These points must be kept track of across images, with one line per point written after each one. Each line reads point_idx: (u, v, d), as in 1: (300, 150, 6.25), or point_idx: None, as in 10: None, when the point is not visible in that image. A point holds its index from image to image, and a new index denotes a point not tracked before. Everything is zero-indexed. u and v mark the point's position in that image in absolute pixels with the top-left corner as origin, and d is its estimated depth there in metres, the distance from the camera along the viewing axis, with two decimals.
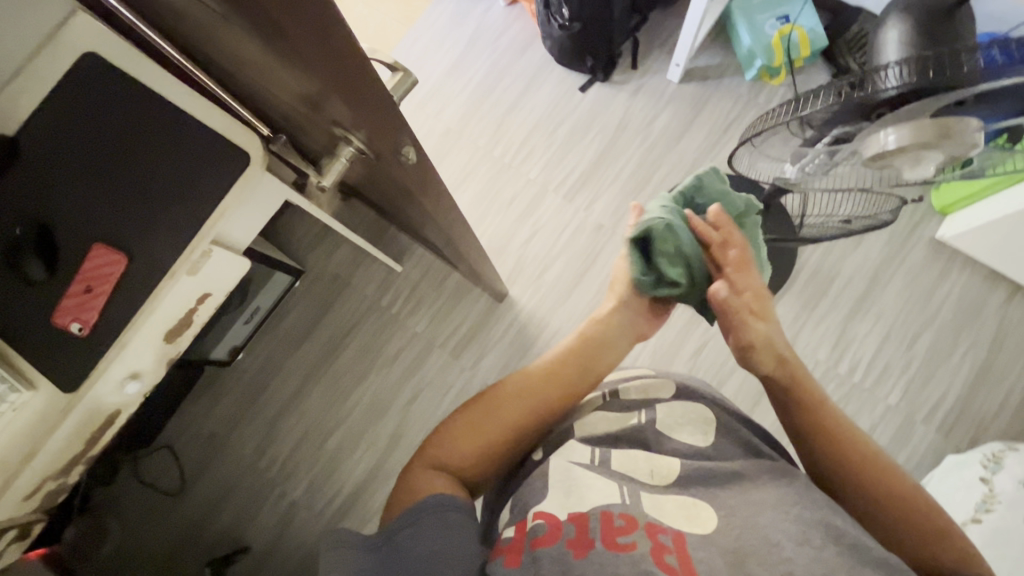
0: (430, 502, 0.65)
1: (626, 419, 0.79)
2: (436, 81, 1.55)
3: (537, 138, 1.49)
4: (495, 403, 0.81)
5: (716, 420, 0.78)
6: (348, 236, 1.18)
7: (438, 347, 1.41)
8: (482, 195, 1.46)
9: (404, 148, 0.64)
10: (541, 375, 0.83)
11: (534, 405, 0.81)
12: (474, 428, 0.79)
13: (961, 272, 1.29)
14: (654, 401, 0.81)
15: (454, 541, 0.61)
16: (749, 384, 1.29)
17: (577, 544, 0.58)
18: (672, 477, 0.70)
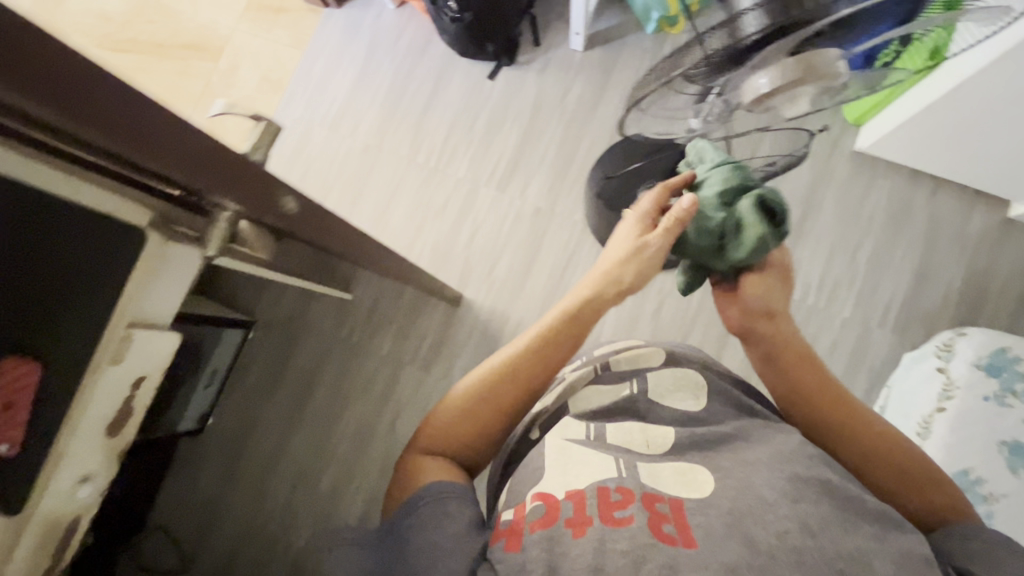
0: (426, 491, 0.74)
1: (619, 392, 0.82)
2: (344, 100, 1.52)
3: (457, 137, 1.47)
4: (476, 391, 0.85)
5: (703, 384, 0.82)
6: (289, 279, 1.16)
7: (407, 365, 1.39)
8: (416, 205, 1.45)
9: (282, 200, 0.69)
10: (519, 356, 0.86)
11: (515, 386, 0.85)
12: (462, 417, 0.84)
13: (885, 177, 1.33)
14: (645, 370, 0.84)
15: (454, 524, 0.69)
16: (713, 330, 1.31)
17: (577, 523, 0.62)
18: (665, 446, 0.74)
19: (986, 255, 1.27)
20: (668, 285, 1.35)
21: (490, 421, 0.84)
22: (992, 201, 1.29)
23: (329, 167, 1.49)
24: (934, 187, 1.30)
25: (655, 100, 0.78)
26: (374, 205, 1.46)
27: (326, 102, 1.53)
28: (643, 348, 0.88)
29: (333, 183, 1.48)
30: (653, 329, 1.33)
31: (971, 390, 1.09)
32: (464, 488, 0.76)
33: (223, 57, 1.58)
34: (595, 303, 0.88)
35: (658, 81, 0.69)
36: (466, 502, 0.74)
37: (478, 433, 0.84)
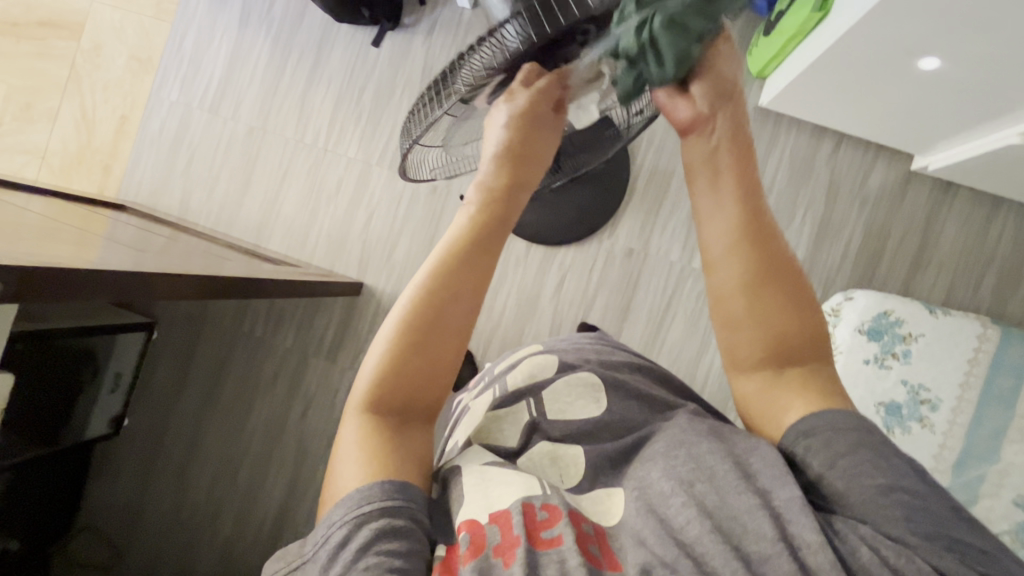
0: (348, 500, 0.53)
1: (520, 417, 0.76)
2: (221, 77, 1.40)
3: (345, 113, 1.37)
4: (385, 389, 0.59)
5: (603, 384, 0.77)
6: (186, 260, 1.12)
7: (313, 356, 1.38)
8: (308, 189, 1.38)
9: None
10: (428, 314, 0.60)
11: (443, 347, 0.61)
12: (388, 429, 0.58)
13: (789, 134, 1.27)
14: (540, 384, 0.80)
15: (388, 560, 0.49)
16: (615, 303, 1.30)
17: (507, 548, 0.53)
18: (580, 473, 0.68)
19: (885, 210, 1.24)
20: (570, 259, 1.32)
21: (436, 399, 0.61)
22: (895, 153, 1.24)
23: (216, 153, 1.40)
24: (838, 142, 1.25)
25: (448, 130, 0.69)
26: (265, 192, 1.39)
27: (202, 81, 1.41)
28: (535, 362, 0.83)
29: (220, 171, 1.40)
30: (553, 306, 1.32)
31: (853, 355, 1.11)
32: (411, 491, 0.55)
33: (84, 34, 1.44)
34: (503, 198, 0.67)
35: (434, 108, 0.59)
36: (412, 516, 0.53)
37: (423, 422, 0.61)
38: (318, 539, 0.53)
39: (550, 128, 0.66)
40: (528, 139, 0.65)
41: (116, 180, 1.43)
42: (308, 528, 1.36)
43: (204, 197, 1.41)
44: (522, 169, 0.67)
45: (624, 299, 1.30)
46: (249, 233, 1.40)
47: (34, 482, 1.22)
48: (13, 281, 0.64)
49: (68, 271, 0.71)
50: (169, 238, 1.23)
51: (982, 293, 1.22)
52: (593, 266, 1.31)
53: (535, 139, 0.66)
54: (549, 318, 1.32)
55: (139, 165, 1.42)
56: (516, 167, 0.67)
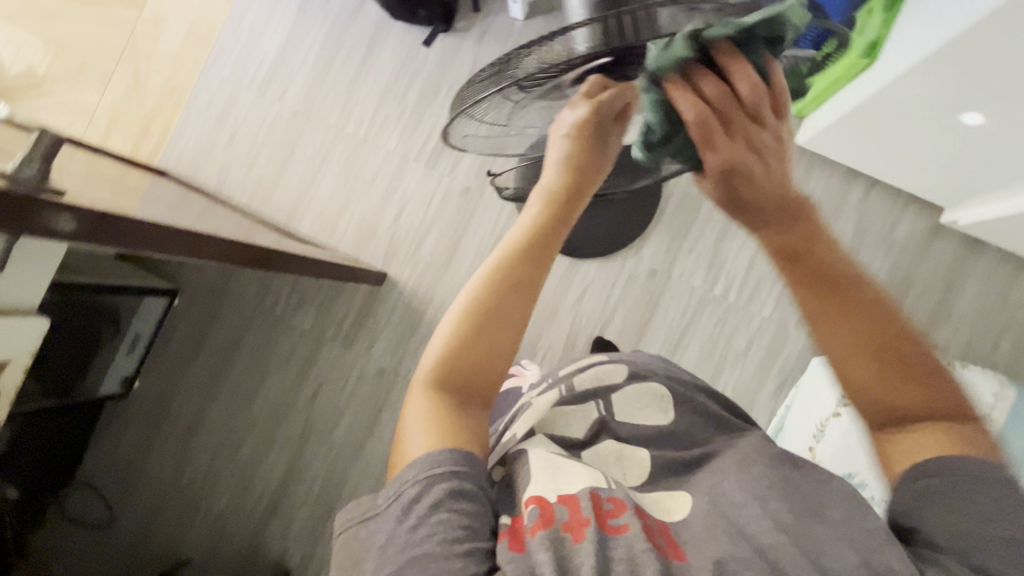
0: (420, 462, 0.55)
1: (587, 415, 0.78)
2: (273, 59, 1.44)
3: (388, 107, 1.41)
4: (447, 372, 0.61)
5: (670, 396, 0.78)
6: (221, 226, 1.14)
7: (329, 340, 1.39)
8: (344, 177, 1.41)
9: (59, 223, 0.63)
10: (490, 299, 0.63)
11: (498, 339, 0.63)
12: (449, 407, 0.60)
13: (821, 174, 1.29)
14: (610, 389, 0.80)
15: (461, 520, 0.52)
16: (632, 320, 1.31)
17: (571, 526, 0.57)
18: (643, 475, 0.71)
19: (948, 246, 1.21)
20: (592, 273, 1.33)
21: (487, 385, 0.63)
22: (924, 205, 1.26)
23: (259, 132, 1.44)
24: (870, 188, 1.27)
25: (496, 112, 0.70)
26: (301, 175, 1.42)
27: (253, 62, 1.45)
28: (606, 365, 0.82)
29: (260, 149, 1.44)
30: (572, 317, 1.33)
31: None
32: (475, 459, 0.57)
33: (146, 5, 1.49)
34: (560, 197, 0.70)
35: (490, 85, 0.59)
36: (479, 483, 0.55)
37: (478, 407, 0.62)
38: (390, 493, 0.56)
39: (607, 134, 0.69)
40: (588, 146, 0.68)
41: (158, 146, 1.46)
42: (302, 511, 1.36)
43: (241, 173, 1.44)
44: (582, 175, 0.70)
45: (642, 319, 1.31)
46: (281, 213, 1.42)
47: (42, 432, 1.23)
48: (79, 223, 0.66)
49: (126, 223, 0.72)
50: (206, 208, 1.25)
51: (999, 352, 1.22)
52: (615, 282, 1.32)
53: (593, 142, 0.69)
54: (566, 328, 1.33)
55: (182, 136, 1.46)
56: (574, 176, 0.70)
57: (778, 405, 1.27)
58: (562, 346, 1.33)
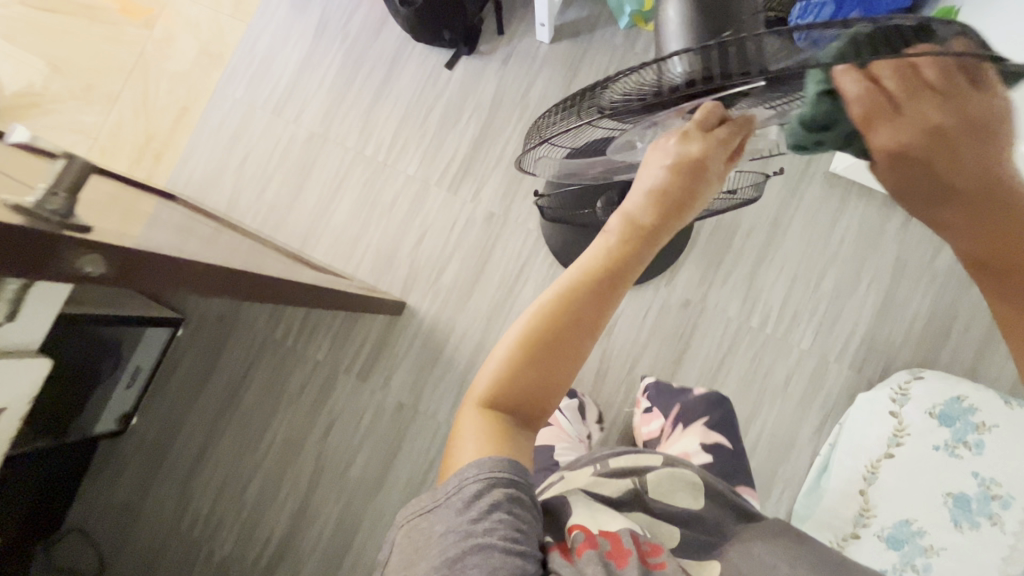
0: (481, 464, 0.53)
1: (619, 488, 0.76)
2: (289, 80, 1.39)
3: (409, 131, 1.36)
4: (506, 394, 0.57)
5: (701, 482, 0.77)
6: (235, 254, 1.08)
7: (343, 373, 1.31)
8: (361, 202, 1.35)
9: (83, 266, 0.57)
10: (553, 334, 0.57)
11: (561, 369, 0.58)
12: (506, 427, 0.57)
13: (859, 201, 1.24)
14: (643, 470, 0.78)
15: (518, 524, 0.52)
16: (665, 353, 1.25)
17: (618, 557, 0.58)
18: (673, 540, 0.70)
19: None
20: (621, 304, 1.27)
21: (543, 408, 0.59)
22: None
23: (273, 156, 1.38)
24: (909, 216, 1.22)
25: (570, 142, 0.66)
26: (316, 199, 1.36)
27: (268, 83, 1.40)
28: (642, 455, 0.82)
29: (273, 172, 1.38)
30: (601, 350, 1.26)
31: (922, 438, 1.08)
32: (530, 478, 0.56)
33: (159, 24, 1.44)
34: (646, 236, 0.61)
35: (575, 120, 0.56)
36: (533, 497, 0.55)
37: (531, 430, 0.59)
38: (448, 488, 0.54)
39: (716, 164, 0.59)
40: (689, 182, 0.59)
41: (166, 169, 1.40)
42: (311, 558, 1.26)
43: (253, 197, 1.37)
44: (673, 217, 0.61)
45: (675, 352, 1.25)
46: (294, 240, 1.36)
47: (30, 477, 1.13)
48: (104, 264, 0.60)
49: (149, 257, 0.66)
50: (217, 233, 1.18)
51: None
52: (646, 313, 1.26)
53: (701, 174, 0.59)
54: (595, 361, 1.26)
55: (192, 158, 1.40)
56: (664, 212, 0.61)
57: (820, 445, 1.19)
58: (590, 380, 1.26)
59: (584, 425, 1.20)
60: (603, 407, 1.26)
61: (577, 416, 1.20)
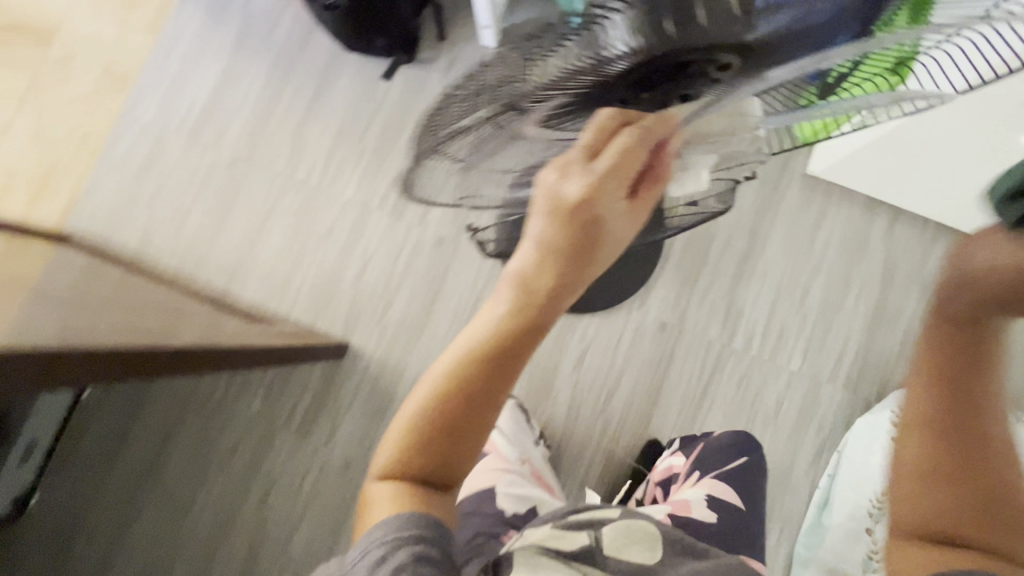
0: (386, 525, 0.54)
1: (575, 541, 0.66)
2: (207, 98, 1.24)
3: (345, 151, 1.21)
4: (409, 463, 0.57)
5: (659, 531, 0.69)
6: (144, 309, 0.92)
7: (281, 428, 1.15)
8: (294, 231, 1.20)
9: None
10: (442, 404, 0.56)
11: (458, 442, 0.57)
12: (415, 494, 0.57)
13: (840, 205, 1.14)
14: (600, 520, 0.69)
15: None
16: (642, 384, 1.12)
17: None
18: None
19: None
20: (591, 331, 1.14)
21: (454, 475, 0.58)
22: (954, 235, 1.13)
23: (191, 185, 1.21)
24: (894, 218, 1.13)
25: (483, 158, 0.55)
26: (242, 232, 1.20)
27: (183, 102, 1.24)
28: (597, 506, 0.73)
29: (192, 202, 1.21)
30: (571, 385, 1.13)
31: None
32: (440, 532, 0.55)
33: (53, 43, 1.27)
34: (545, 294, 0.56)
35: (472, 116, 0.44)
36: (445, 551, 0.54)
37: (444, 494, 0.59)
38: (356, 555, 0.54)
39: (612, 201, 0.52)
40: (583, 231, 0.53)
41: (66, 206, 1.22)
42: None
43: (169, 232, 1.20)
44: (574, 271, 0.55)
45: (654, 381, 1.12)
46: (218, 278, 1.19)
47: None
48: None
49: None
50: (121, 280, 1.01)
51: None
52: (619, 339, 1.13)
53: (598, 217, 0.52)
54: (566, 398, 1.13)
55: (97, 192, 1.22)
56: (563, 267, 0.55)
57: (819, 476, 1.08)
58: (561, 420, 1.12)
59: (518, 447, 1.04)
60: (577, 450, 1.12)
61: (507, 438, 1.04)
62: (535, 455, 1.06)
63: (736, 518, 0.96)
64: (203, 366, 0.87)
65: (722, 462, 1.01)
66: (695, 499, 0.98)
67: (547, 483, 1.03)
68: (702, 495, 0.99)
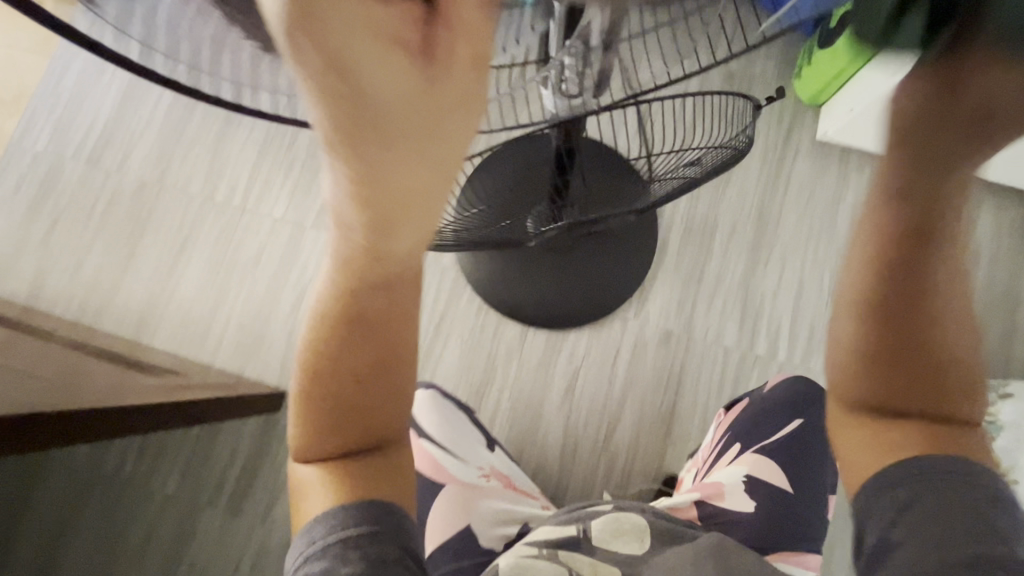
0: (322, 524, 0.39)
1: (567, 533, 0.60)
2: (108, 118, 1.06)
3: (271, 163, 1.03)
4: (326, 439, 0.41)
5: (649, 523, 0.61)
6: (67, 356, 0.77)
7: (205, 506, 0.91)
8: (215, 261, 1.00)
9: None
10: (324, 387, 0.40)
11: (371, 412, 0.41)
12: (352, 470, 0.41)
13: (861, 173, 0.96)
14: (590, 514, 0.63)
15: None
16: (649, 410, 0.90)
17: None
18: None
19: None
20: (581, 349, 0.93)
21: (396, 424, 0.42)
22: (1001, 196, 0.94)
23: (90, 219, 1.02)
24: None
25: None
26: (153, 268, 1.00)
27: (82, 124, 1.06)
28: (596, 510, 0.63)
29: (93, 238, 1.02)
30: (563, 419, 0.91)
31: None
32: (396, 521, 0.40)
33: None
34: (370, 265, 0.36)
35: None
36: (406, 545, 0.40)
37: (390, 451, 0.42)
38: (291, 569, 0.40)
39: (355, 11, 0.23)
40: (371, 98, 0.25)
41: None
42: None
43: (66, 275, 1.00)
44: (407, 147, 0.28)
45: (663, 404, 0.90)
46: (126, 327, 0.98)
47: None
48: None
49: None
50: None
51: None
52: (616, 356, 0.92)
53: (377, 203, 0.30)
54: (558, 436, 0.90)
55: None
56: (379, 157, 0.27)
57: None
58: (555, 464, 0.90)
59: (469, 458, 0.78)
60: (579, 499, 0.89)
61: (452, 447, 0.79)
62: (497, 461, 0.80)
63: (781, 507, 0.73)
64: (41, 445, 0.60)
65: (770, 431, 0.77)
66: (729, 483, 0.74)
67: (522, 491, 0.77)
68: (737, 478, 0.75)
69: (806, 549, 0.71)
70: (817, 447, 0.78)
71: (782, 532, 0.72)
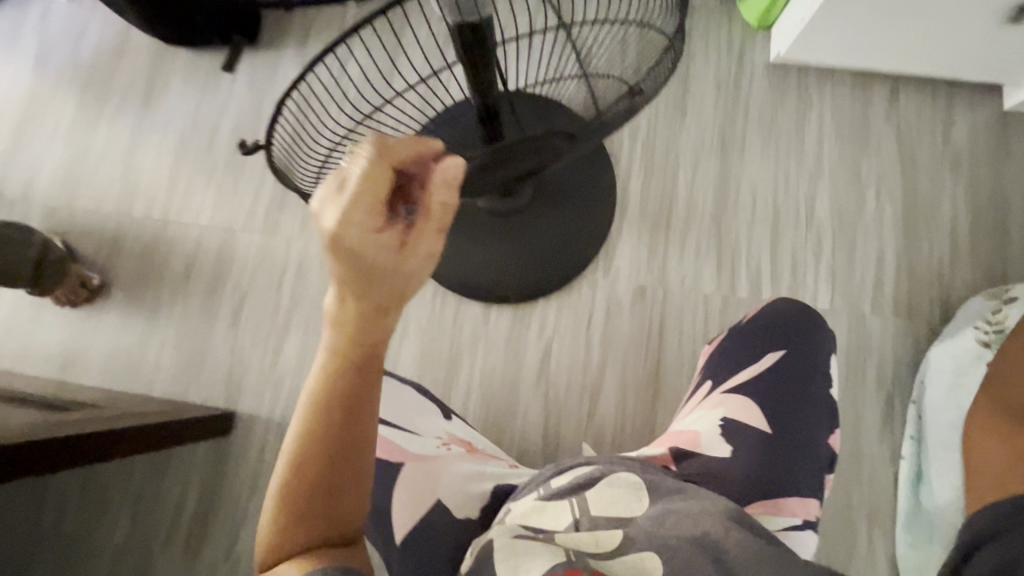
0: None
1: (558, 518, 0.53)
2: (6, 144, 0.97)
3: (191, 169, 0.94)
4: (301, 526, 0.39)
5: (642, 479, 0.55)
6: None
7: (163, 550, 0.82)
8: (143, 281, 0.91)
9: None
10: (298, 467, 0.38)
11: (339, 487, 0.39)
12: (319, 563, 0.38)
13: (822, 91, 0.89)
14: (581, 485, 0.55)
15: None
16: (633, 374, 0.83)
17: None
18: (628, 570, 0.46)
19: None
20: (551, 320, 0.85)
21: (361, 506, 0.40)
22: (974, 95, 0.87)
23: None
24: (893, 92, 0.88)
25: None
26: None
27: None
28: (580, 476, 0.55)
29: None
30: (542, 400, 0.83)
31: None
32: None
33: None
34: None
35: None
36: None
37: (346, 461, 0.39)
38: None
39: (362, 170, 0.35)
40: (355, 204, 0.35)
41: None
42: None
43: None
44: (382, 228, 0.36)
45: (647, 366, 0.83)
46: (51, 368, 0.89)
47: None
48: None
49: None
50: None
51: None
52: (589, 322, 0.85)
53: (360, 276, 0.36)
54: (538, 418, 0.82)
55: None
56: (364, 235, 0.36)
57: (899, 443, 0.78)
58: (538, 450, 0.81)
59: (425, 435, 0.71)
60: None
61: (403, 422, 0.71)
62: (453, 428, 0.75)
63: (770, 443, 0.63)
64: (31, 472, 0.55)
65: (742, 362, 0.70)
66: (705, 431, 0.65)
67: (485, 455, 0.73)
68: (715, 420, 0.66)
69: (800, 495, 0.61)
70: (813, 373, 0.68)
71: (779, 469, 0.62)
